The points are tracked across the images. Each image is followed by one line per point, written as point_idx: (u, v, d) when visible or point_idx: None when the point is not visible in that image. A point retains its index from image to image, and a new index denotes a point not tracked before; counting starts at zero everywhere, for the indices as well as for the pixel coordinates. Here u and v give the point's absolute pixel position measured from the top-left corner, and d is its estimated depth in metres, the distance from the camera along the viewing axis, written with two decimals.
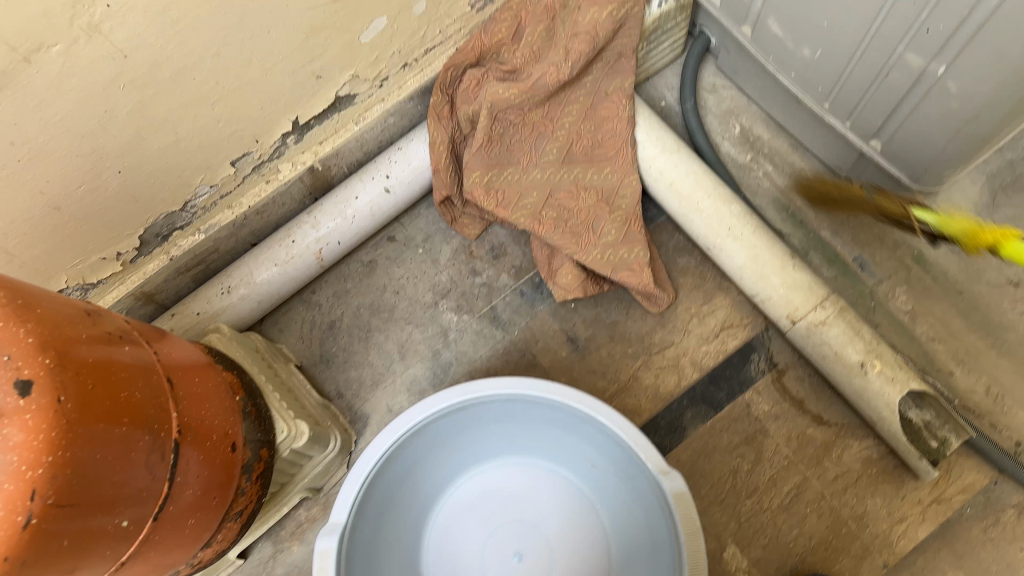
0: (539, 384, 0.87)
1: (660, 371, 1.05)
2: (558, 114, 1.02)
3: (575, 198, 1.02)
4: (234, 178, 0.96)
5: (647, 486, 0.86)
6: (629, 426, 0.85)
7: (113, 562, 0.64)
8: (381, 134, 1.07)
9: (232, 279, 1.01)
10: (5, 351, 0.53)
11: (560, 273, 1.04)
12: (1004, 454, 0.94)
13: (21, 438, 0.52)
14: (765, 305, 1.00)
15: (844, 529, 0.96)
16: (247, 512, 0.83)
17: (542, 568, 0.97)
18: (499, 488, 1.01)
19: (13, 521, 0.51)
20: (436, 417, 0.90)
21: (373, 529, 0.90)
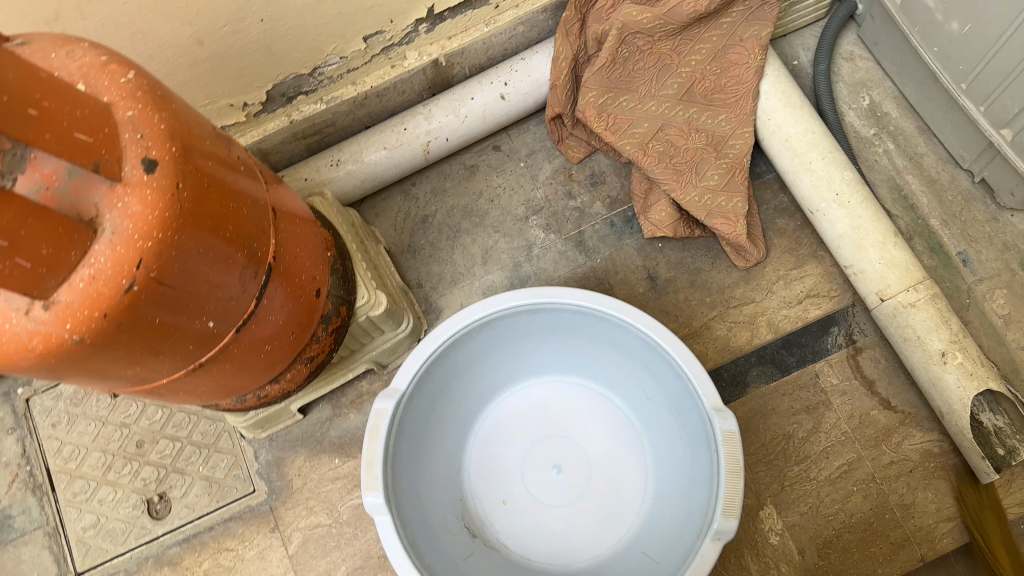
0: (614, 303, 0.88)
1: (735, 325, 1.03)
2: (687, 49, 1.00)
3: (685, 136, 1.01)
4: (363, 54, 1.00)
5: (700, 423, 0.86)
6: (693, 360, 0.85)
7: (195, 358, 0.69)
8: (508, 42, 1.09)
9: (343, 154, 1.06)
10: (139, 130, 0.57)
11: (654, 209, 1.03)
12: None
13: (139, 209, 0.56)
14: (856, 278, 0.99)
15: (888, 515, 0.95)
16: (317, 360, 0.88)
17: (578, 485, 0.99)
18: (552, 402, 1.04)
19: (118, 283, 0.56)
20: (506, 317, 0.92)
21: (427, 408, 0.94)
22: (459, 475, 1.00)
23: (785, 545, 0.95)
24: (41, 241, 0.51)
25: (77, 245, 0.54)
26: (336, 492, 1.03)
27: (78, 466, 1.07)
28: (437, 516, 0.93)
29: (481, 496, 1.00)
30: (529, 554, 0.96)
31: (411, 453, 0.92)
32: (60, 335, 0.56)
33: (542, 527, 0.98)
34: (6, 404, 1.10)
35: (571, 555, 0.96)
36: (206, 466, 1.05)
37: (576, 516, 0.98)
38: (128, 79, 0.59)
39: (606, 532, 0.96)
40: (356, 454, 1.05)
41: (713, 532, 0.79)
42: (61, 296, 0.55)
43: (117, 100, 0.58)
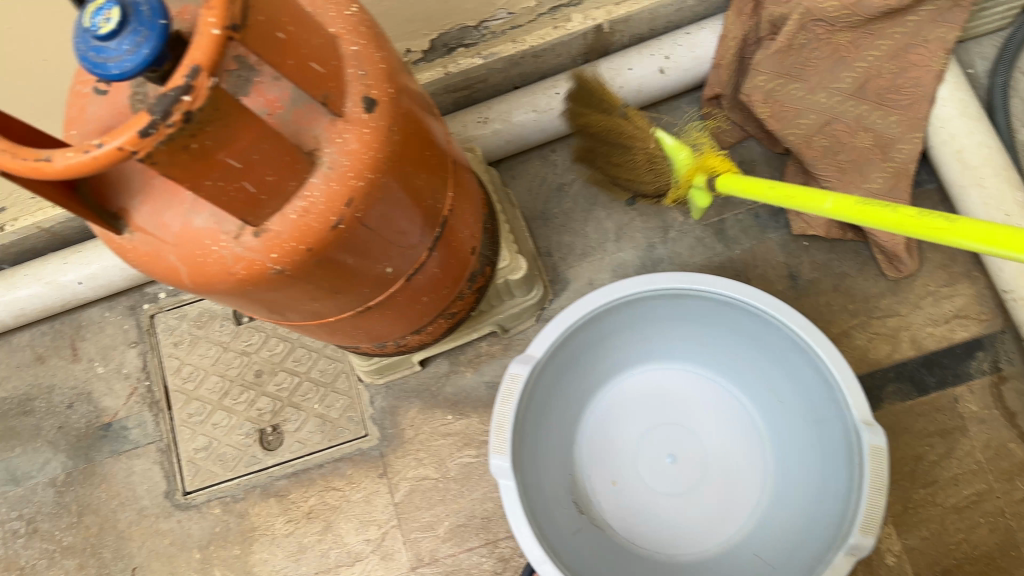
0: (768, 298, 0.85)
1: (875, 337, 1.00)
2: (866, 44, 0.94)
3: (851, 133, 0.97)
4: (531, 11, 0.97)
5: (842, 434, 0.84)
6: (845, 368, 0.83)
7: (363, 301, 0.69)
8: (674, 15, 1.05)
9: (491, 112, 1.04)
10: (362, 66, 0.56)
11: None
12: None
13: (356, 148, 0.55)
14: (1013, 306, 0.94)
15: (1013, 552, 0.92)
16: (457, 316, 0.88)
17: (692, 477, 0.97)
18: (674, 389, 1.01)
19: (327, 218, 0.56)
20: (650, 299, 0.90)
21: (555, 379, 0.93)
22: (571, 450, 0.99)
23: (900, 567, 0.93)
24: (268, 167, 0.51)
25: (297, 176, 0.54)
26: (446, 448, 1.03)
27: (196, 388, 1.09)
28: (550, 487, 0.92)
29: (590, 474, 0.99)
30: (635, 538, 0.95)
31: (535, 421, 0.91)
32: (263, 263, 0.56)
33: (650, 514, 0.96)
34: (131, 319, 1.13)
35: (677, 547, 0.94)
36: (322, 404, 1.07)
37: (687, 508, 0.96)
38: (352, 13, 0.58)
39: (716, 529, 0.94)
40: (469, 413, 1.04)
41: (848, 546, 0.77)
42: (272, 225, 0.55)
43: (342, 32, 0.56)
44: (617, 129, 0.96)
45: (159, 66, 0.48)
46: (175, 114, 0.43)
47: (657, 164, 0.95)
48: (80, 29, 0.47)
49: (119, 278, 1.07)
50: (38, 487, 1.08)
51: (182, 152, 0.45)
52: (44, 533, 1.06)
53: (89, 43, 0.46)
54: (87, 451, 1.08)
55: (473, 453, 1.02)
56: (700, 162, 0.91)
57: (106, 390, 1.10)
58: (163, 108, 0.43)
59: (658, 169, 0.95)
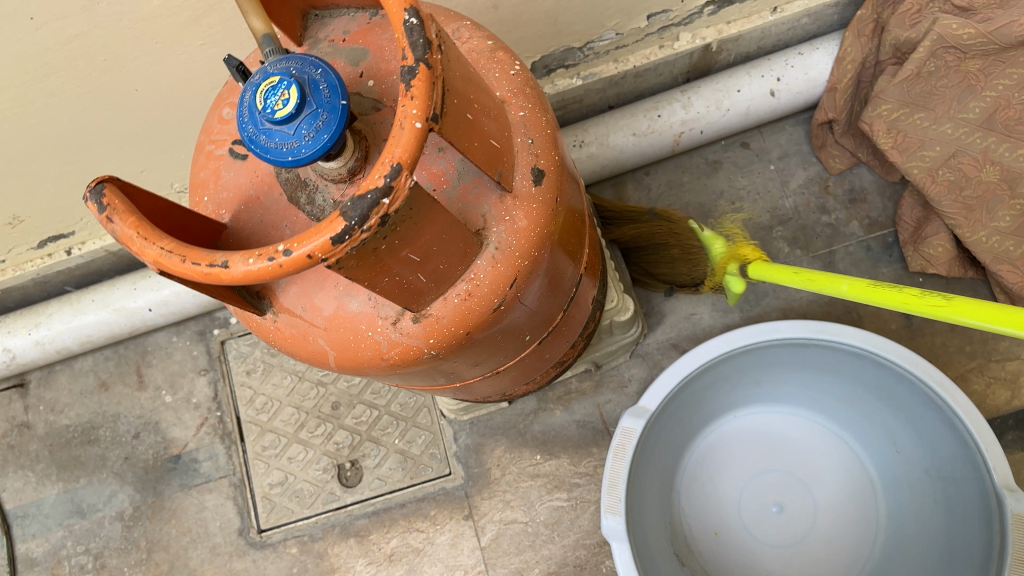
0: (901, 350, 0.80)
1: (994, 382, 0.94)
2: (998, 72, 0.86)
3: (978, 168, 0.89)
4: (640, 32, 0.90)
5: (980, 499, 0.77)
6: (985, 428, 0.77)
7: (494, 367, 0.64)
8: (784, 33, 0.98)
9: (587, 135, 0.98)
10: (530, 134, 0.51)
11: (930, 241, 0.94)
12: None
13: (526, 225, 0.49)
14: None
15: None
16: (565, 363, 0.82)
17: (800, 529, 0.93)
18: (780, 434, 0.97)
19: (490, 302, 0.50)
20: (769, 345, 0.85)
21: (665, 428, 0.88)
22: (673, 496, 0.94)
23: None
24: (442, 256, 0.45)
25: (465, 260, 0.48)
26: (535, 490, 0.98)
27: (269, 420, 1.04)
28: (656, 540, 0.87)
29: (692, 522, 0.94)
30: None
31: (644, 473, 0.86)
32: (419, 349, 0.50)
33: (755, 566, 0.92)
34: (200, 345, 1.08)
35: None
36: (402, 440, 1.01)
37: (794, 561, 0.91)
38: (516, 72, 0.52)
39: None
40: (559, 453, 0.99)
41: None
42: (433, 310, 0.49)
43: (509, 95, 0.51)
44: (655, 238, 0.95)
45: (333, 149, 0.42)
46: (373, 218, 0.37)
47: (694, 249, 0.93)
48: (249, 108, 0.41)
49: (190, 305, 1.02)
50: (104, 521, 1.03)
51: (370, 254, 0.40)
52: (112, 570, 1.01)
53: (261, 125, 0.41)
54: (156, 484, 1.04)
55: (565, 496, 0.97)
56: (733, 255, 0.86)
57: (175, 420, 1.06)
58: (359, 212, 0.37)
59: (697, 259, 0.93)
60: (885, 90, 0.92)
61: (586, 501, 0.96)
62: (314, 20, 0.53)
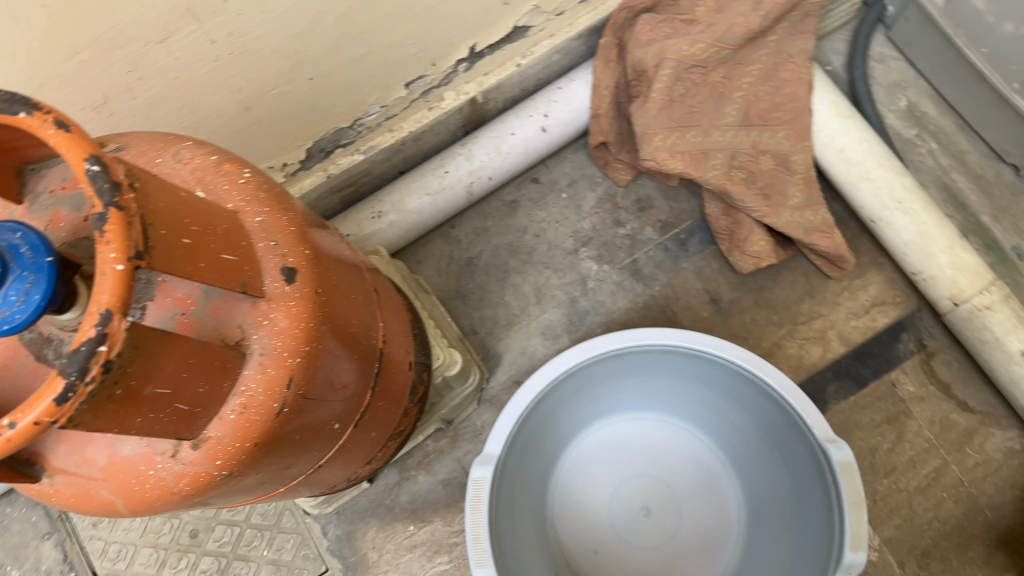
0: (707, 338, 0.85)
1: (805, 342, 1.01)
2: (738, 74, 0.98)
3: (755, 160, 0.98)
4: (404, 100, 0.94)
5: (810, 455, 0.83)
6: (795, 389, 0.83)
7: (314, 462, 0.64)
8: (542, 72, 1.04)
9: (384, 204, 1.00)
10: (272, 237, 0.51)
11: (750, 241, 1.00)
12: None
13: (287, 324, 0.50)
14: (925, 285, 0.98)
15: (980, 517, 0.95)
16: (404, 432, 0.83)
17: (670, 526, 0.96)
18: (632, 440, 1.00)
19: (270, 407, 0.50)
20: (593, 361, 0.88)
21: (518, 466, 0.89)
22: (547, 529, 0.95)
23: (885, 560, 0.95)
24: (198, 378, 0.45)
25: (229, 373, 0.48)
26: (415, 561, 0.97)
27: (128, 566, 0.99)
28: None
29: (570, 548, 0.95)
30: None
31: (508, 516, 0.86)
32: (209, 472, 0.50)
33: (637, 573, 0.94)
34: (37, 509, 1.02)
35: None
36: (271, 549, 0.99)
37: (671, 557, 0.94)
38: (246, 179, 0.53)
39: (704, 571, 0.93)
40: (432, 518, 0.99)
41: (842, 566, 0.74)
42: (212, 431, 0.49)
43: (242, 205, 0.51)
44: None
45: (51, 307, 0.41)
46: (93, 368, 0.37)
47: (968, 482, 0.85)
48: None
49: None
50: None
51: (107, 401, 0.40)
52: None
53: None
54: None
55: (446, 558, 0.97)
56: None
57: None
58: (77, 365, 0.37)
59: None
60: (641, 117, 0.98)
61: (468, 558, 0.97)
62: (32, 175, 0.52)
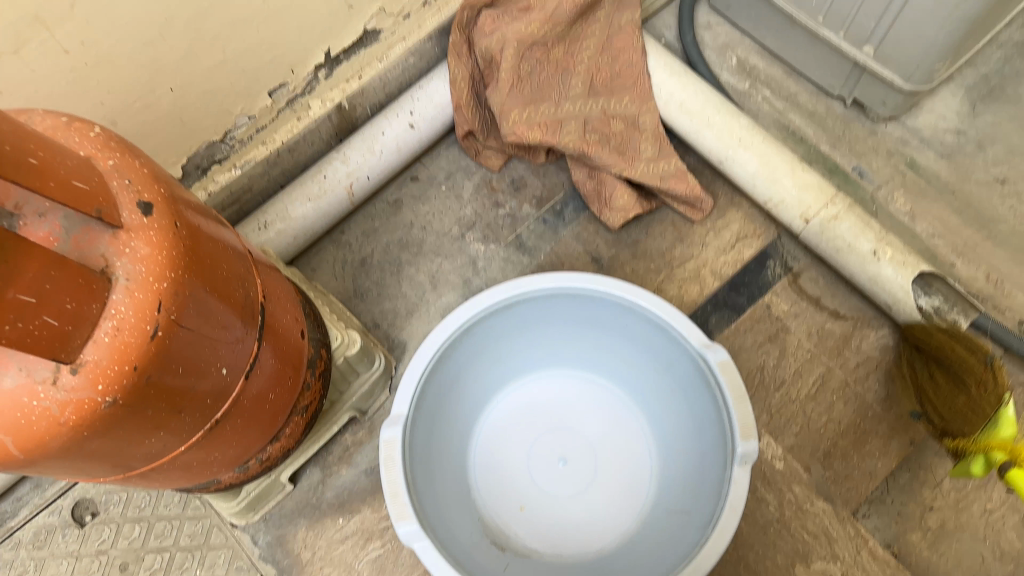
0: (581, 275, 0.90)
1: (683, 282, 1.09)
2: (577, 49, 1.08)
3: (607, 124, 1.08)
4: (270, 110, 1.00)
5: (691, 364, 0.88)
6: (667, 306, 0.88)
7: (211, 416, 0.66)
8: (402, 76, 1.12)
9: (268, 215, 1.04)
10: (125, 176, 0.56)
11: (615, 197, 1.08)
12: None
13: (148, 251, 0.54)
14: (777, 210, 1.06)
15: (871, 412, 1.02)
16: (311, 409, 0.86)
17: (587, 470, 1.00)
18: (540, 397, 1.05)
19: (144, 329, 0.53)
20: (484, 317, 0.92)
21: (430, 432, 0.91)
22: (472, 495, 0.98)
23: (791, 467, 1.00)
24: (63, 293, 0.49)
25: (96, 296, 0.52)
26: (349, 552, 0.98)
27: None
28: (466, 536, 0.89)
29: (497, 509, 0.98)
30: (562, 548, 0.96)
31: (426, 478, 0.88)
32: (92, 399, 0.52)
33: (564, 519, 0.98)
34: None
35: (600, 535, 0.96)
36: (203, 567, 0.99)
37: (593, 498, 0.99)
38: (97, 132, 0.58)
39: (626, 504, 0.97)
40: (359, 508, 1.01)
41: (736, 457, 0.78)
42: (88, 355, 0.52)
43: (93, 152, 0.56)
44: (961, 365, 0.91)
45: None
46: None
47: (970, 420, 0.90)
48: None
49: None
50: None
51: None
52: None
53: None
54: None
55: (379, 543, 0.99)
56: (992, 443, 0.85)
57: None
58: None
59: (978, 413, 0.89)
60: (497, 98, 1.06)
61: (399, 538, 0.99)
62: None
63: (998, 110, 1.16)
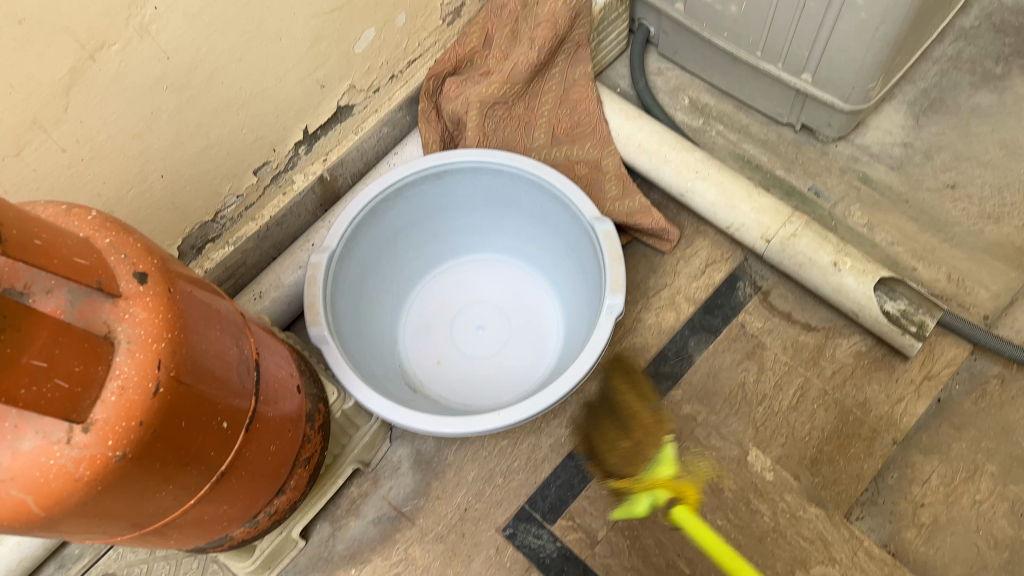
0: (501, 154, 1.05)
1: (660, 310, 1.14)
2: (537, 104, 1.17)
3: (571, 169, 1.17)
4: (256, 187, 1.07)
5: (586, 236, 1.03)
6: (570, 184, 1.03)
7: (216, 468, 0.71)
8: (378, 144, 1.20)
9: (262, 285, 1.10)
10: (121, 251, 0.62)
11: None
12: (1010, 343, 1.05)
13: (146, 315, 0.60)
14: (739, 234, 1.12)
15: (851, 417, 1.06)
16: (313, 462, 0.90)
17: (501, 340, 1.15)
18: (471, 276, 1.20)
19: (146, 386, 0.59)
20: (415, 184, 1.08)
21: (359, 267, 1.08)
22: (394, 346, 1.13)
23: (780, 477, 1.04)
24: (72, 358, 0.54)
25: (100, 359, 0.57)
26: None
27: None
28: (378, 368, 1.06)
29: (417, 360, 1.14)
30: (465, 398, 1.10)
31: (346, 311, 1.05)
32: (103, 454, 0.57)
33: (473, 377, 1.12)
34: None
35: (501, 394, 1.10)
36: None
37: (502, 363, 1.13)
38: (94, 216, 0.64)
39: (531, 370, 1.11)
40: (370, 556, 1.04)
41: (606, 309, 0.96)
42: (97, 415, 0.57)
43: (92, 233, 0.63)
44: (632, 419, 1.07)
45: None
46: None
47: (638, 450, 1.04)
48: None
49: None
50: None
51: None
52: None
53: None
54: None
55: None
56: (656, 482, 1.01)
57: None
58: None
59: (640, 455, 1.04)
60: None
61: None
62: None
63: (940, 120, 1.23)
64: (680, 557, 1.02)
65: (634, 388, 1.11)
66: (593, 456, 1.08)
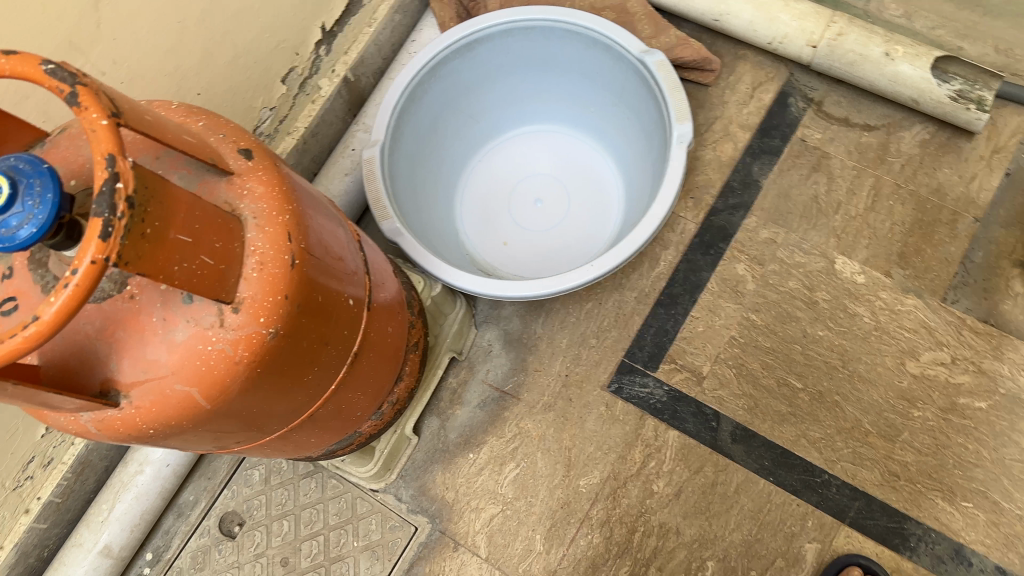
0: (531, 9, 1.01)
1: (716, 143, 1.12)
2: None
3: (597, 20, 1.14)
4: (287, 96, 1.03)
5: (636, 75, 1.00)
6: (609, 25, 0.99)
7: (350, 349, 0.69)
8: (395, 36, 1.15)
9: None
10: (218, 132, 0.60)
11: None
12: None
13: (264, 188, 0.58)
14: (784, 47, 1.09)
15: (929, 205, 1.05)
16: (421, 346, 0.90)
17: (563, 207, 1.12)
18: (516, 153, 1.17)
19: (283, 259, 0.57)
20: (449, 62, 1.03)
21: (409, 158, 1.05)
22: (457, 235, 1.11)
23: (873, 277, 1.04)
24: (211, 234, 0.52)
25: (235, 236, 0.55)
26: (489, 480, 1.02)
27: None
28: (449, 255, 1.04)
29: (483, 244, 1.11)
30: (541, 269, 1.08)
31: (408, 204, 1.02)
32: (258, 332, 0.56)
33: (543, 249, 1.10)
34: None
35: (575, 257, 1.08)
36: (359, 537, 1.02)
37: (568, 229, 1.11)
38: (178, 106, 0.62)
39: (601, 229, 1.09)
40: (485, 439, 1.04)
41: (676, 139, 0.93)
42: (244, 293, 0.55)
43: (184, 119, 0.60)
44: None
45: (61, 219, 0.48)
46: (120, 204, 0.44)
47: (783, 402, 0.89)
48: None
49: None
50: None
51: (142, 241, 0.46)
52: None
53: None
54: None
55: (514, 464, 1.03)
56: None
57: None
58: (107, 204, 0.44)
59: None
60: None
61: (531, 454, 1.03)
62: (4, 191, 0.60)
63: None
64: (790, 375, 1.01)
65: (707, 225, 1.09)
66: (681, 298, 1.07)
